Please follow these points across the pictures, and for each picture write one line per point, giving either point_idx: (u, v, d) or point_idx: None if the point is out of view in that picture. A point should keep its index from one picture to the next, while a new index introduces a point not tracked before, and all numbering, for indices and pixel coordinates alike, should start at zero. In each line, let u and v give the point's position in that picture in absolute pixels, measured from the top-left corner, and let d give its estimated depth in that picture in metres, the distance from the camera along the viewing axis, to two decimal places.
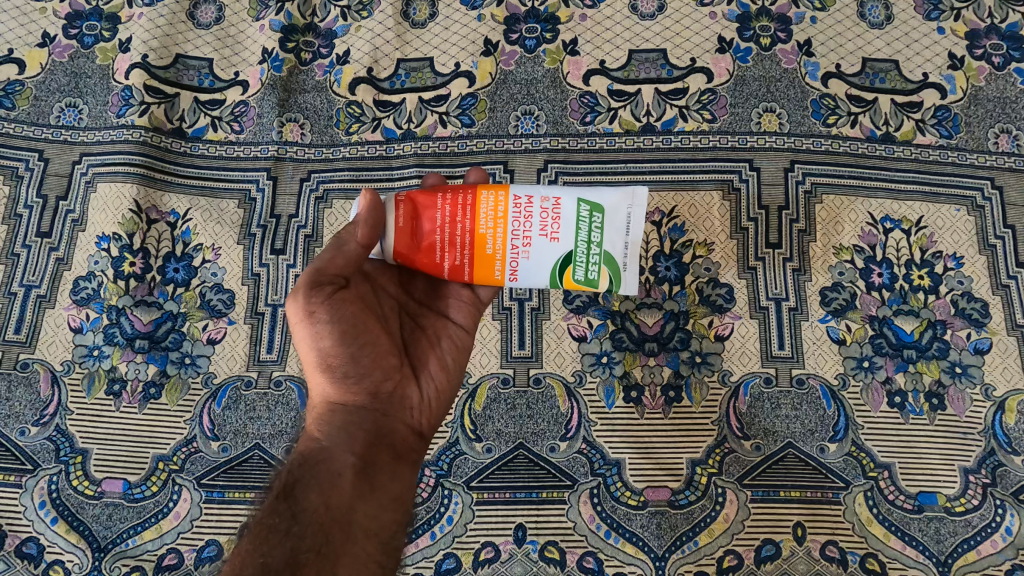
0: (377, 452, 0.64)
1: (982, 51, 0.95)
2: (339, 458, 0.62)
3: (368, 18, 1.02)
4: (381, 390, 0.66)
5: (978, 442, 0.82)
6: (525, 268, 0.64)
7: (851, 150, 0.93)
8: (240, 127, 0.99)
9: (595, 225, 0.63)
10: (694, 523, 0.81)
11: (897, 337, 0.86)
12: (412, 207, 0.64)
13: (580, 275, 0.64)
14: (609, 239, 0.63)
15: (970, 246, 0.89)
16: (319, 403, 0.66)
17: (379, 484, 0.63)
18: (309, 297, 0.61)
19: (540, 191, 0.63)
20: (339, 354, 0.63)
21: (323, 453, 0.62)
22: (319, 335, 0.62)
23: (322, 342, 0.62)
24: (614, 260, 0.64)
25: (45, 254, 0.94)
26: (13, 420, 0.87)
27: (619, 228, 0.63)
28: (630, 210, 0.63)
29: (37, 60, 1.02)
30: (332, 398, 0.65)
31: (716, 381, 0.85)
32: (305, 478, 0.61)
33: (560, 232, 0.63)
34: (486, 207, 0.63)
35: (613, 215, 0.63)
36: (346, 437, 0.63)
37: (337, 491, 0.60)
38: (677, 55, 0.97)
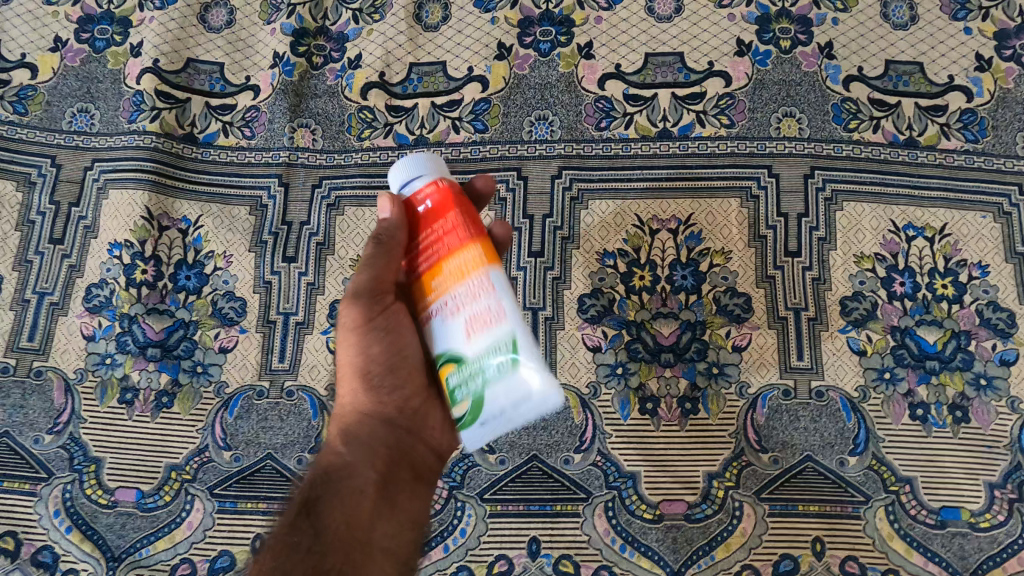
0: (396, 472, 0.65)
1: (1010, 52, 0.93)
2: (361, 475, 0.63)
3: (380, 21, 1.01)
4: (409, 408, 0.66)
5: (1004, 456, 0.80)
6: (434, 329, 0.59)
7: (873, 155, 0.90)
8: (251, 132, 0.98)
9: (499, 364, 0.55)
10: (711, 537, 0.80)
11: (919, 348, 0.84)
12: (439, 200, 0.60)
13: (453, 382, 0.58)
14: (494, 393, 0.55)
15: (997, 254, 0.87)
16: (347, 418, 0.66)
17: (398, 503, 0.63)
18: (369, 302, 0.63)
19: (501, 298, 0.56)
20: (381, 364, 0.64)
21: (347, 471, 0.63)
22: (369, 342, 0.64)
23: (370, 349, 0.64)
24: (481, 407, 0.56)
25: (57, 262, 0.94)
26: (27, 428, 0.87)
27: (514, 394, 0.55)
28: (529, 396, 0.54)
29: (48, 64, 1.01)
30: (363, 410, 0.66)
31: (734, 393, 0.84)
32: (326, 493, 0.61)
33: (476, 336, 0.56)
34: (461, 258, 0.58)
35: (520, 380, 0.54)
36: (370, 454, 0.64)
37: (360, 508, 0.61)
38: (695, 58, 0.95)
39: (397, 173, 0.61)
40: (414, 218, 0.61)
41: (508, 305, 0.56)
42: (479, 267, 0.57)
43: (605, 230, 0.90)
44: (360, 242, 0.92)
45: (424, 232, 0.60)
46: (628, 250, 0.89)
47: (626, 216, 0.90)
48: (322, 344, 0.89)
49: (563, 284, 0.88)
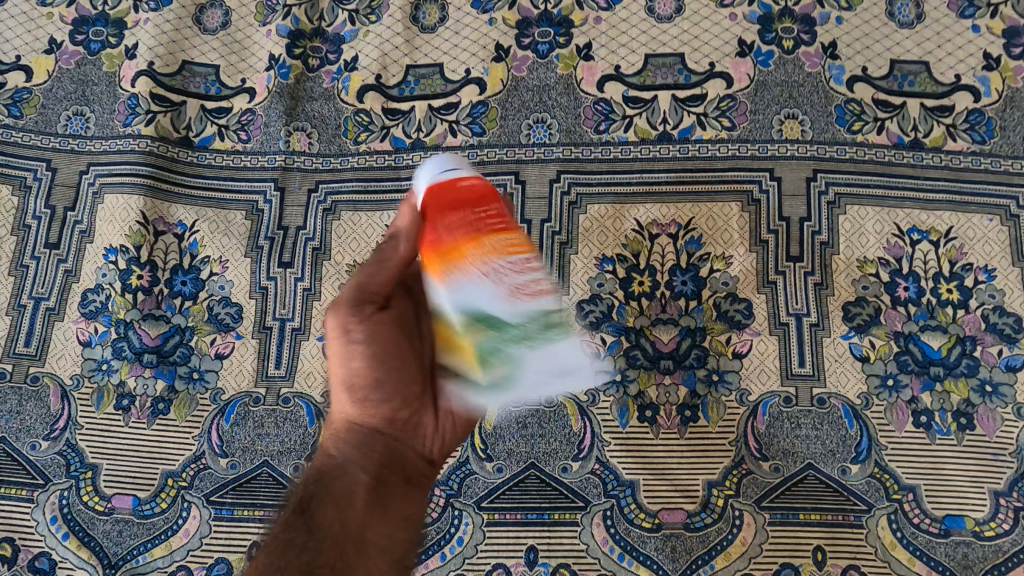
0: (390, 476, 0.64)
1: (1019, 50, 0.91)
2: (353, 476, 0.62)
3: (377, 23, 1.00)
4: (398, 416, 0.65)
5: (1009, 464, 0.79)
6: (457, 294, 0.57)
7: (877, 158, 0.89)
8: (247, 136, 0.97)
9: (536, 337, 0.56)
10: (710, 546, 0.79)
11: (923, 354, 0.83)
12: (482, 190, 0.61)
13: (480, 348, 0.57)
14: (531, 362, 0.56)
15: (1003, 258, 0.85)
16: (338, 422, 0.65)
17: (392, 505, 0.62)
18: (348, 314, 0.62)
19: (539, 273, 0.58)
20: (365, 375, 0.63)
21: (340, 473, 0.62)
22: (352, 354, 0.62)
23: (352, 361, 0.63)
24: (510, 372, 0.57)
25: (53, 266, 0.93)
26: (24, 434, 0.87)
27: (549, 364, 0.56)
28: (569, 371, 0.56)
29: (43, 67, 1.01)
30: (353, 416, 0.65)
31: (734, 400, 0.83)
32: (319, 495, 0.61)
33: (513, 304, 0.56)
34: (501, 238, 0.58)
35: (557, 356, 0.56)
36: (362, 456, 0.63)
37: (352, 509, 0.60)
38: (696, 59, 0.93)
39: (434, 165, 0.62)
40: (451, 199, 0.60)
41: (546, 279, 0.58)
42: (519, 251, 0.58)
43: (603, 235, 0.89)
44: (357, 247, 0.92)
45: (464, 209, 0.59)
46: (627, 255, 0.88)
47: (625, 220, 0.89)
48: (319, 351, 0.88)
49: (561, 290, 0.87)
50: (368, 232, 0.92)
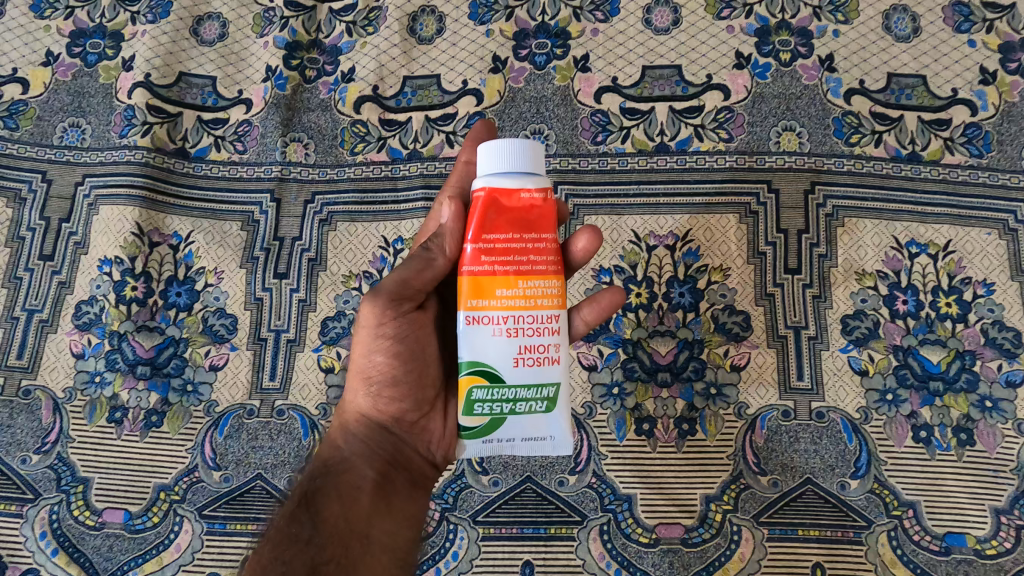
0: (394, 475, 0.63)
1: (1016, 64, 0.91)
2: (359, 471, 0.62)
3: (374, 34, 1.00)
4: (408, 416, 0.64)
5: (1010, 480, 0.78)
6: (471, 331, 0.56)
7: (875, 170, 0.89)
8: (243, 147, 0.97)
9: (532, 404, 0.57)
10: (708, 562, 0.78)
11: (923, 368, 0.82)
12: (541, 212, 0.56)
13: (476, 394, 0.56)
14: (515, 422, 0.57)
15: (1002, 272, 0.85)
16: (349, 415, 0.64)
17: (395, 502, 0.63)
18: (386, 307, 0.59)
19: (561, 342, 0.57)
20: (386, 372, 0.62)
21: (348, 467, 0.62)
22: (377, 348, 0.61)
23: (375, 357, 0.61)
24: (496, 428, 0.57)
25: (47, 278, 0.92)
26: (14, 447, 0.86)
27: (531, 432, 0.58)
28: (547, 440, 0.58)
29: (40, 79, 1.00)
30: (365, 411, 0.64)
31: (732, 414, 0.82)
32: (326, 488, 0.61)
33: (522, 365, 0.56)
34: (539, 285, 0.56)
35: (543, 429, 0.58)
36: (369, 451, 0.63)
37: (358, 504, 0.60)
38: (693, 71, 0.93)
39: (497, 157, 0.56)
40: (508, 217, 0.56)
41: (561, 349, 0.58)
42: (550, 305, 0.57)
43: (601, 246, 0.88)
44: (353, 258, 0.91)
45: (514, 235, 0.56)
46: (625, 267, 0.88)
47: (623, 232, 0.89)
48: (314, 363, 0.87)
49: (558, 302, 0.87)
50: (364, 243, 0.91)
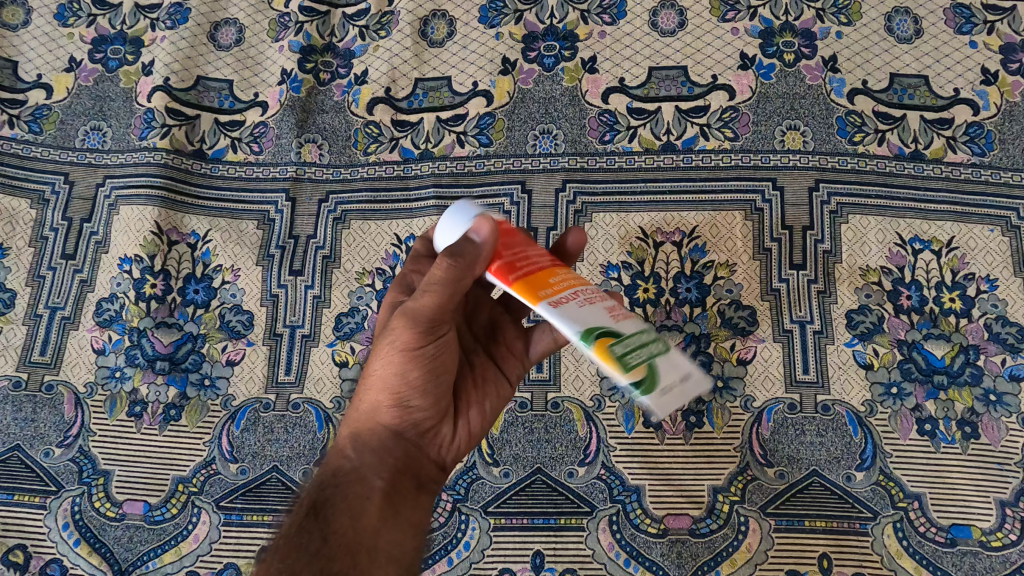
0: (405, 483, 0.60)
1: (1017, 65, 0.92)
2: (369, 481, 0.59)
3: (387, 38, 1.02)
4: (426, 423, 0.62)
5: (1016, 473, 0.79)
6: (567, 309, 0.54)
7: (879, 168, 0.90)
8: (259, 148, 0.99)
9: (653, 343, 0.53)
10: (716, 553, 0.79)
11: (927, 362, 0.83)
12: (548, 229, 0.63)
13: (610, 345, 0.51)
14: (670, 361, 0.52)
15: (1005, 268, 0.86)
16: (363, 426, 0.62)
17: (404, 511, 0.59)
18: (426, 330, 0.58)
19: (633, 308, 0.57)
20: (418, 385, 0.60)
21: (357, 478, 0.59)
22: (409, 366, 0.59)
23: (412, 371, 0.59)
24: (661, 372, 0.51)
25: (69, 276, 0.95)
26: (38, 441, 0.88)
27: (677, 372, 0.52)
28: (687, 376, 0.52)
29: (63, 84, 1.03)
30: (383, 420, 0.61)
31: (738, 406, 0.83)
32: (335, 499, 0.58)
33: (622, 318, 0.54)
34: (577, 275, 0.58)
35: (678, 362, 0.52)
36: (380, 461, 0.60)
37: (368, 514, 0.57)
38: (698, 72, 0.95)
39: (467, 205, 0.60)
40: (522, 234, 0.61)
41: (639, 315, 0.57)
42: (588, 284, 0.57)
43: (608, 243, 0.90)
44: (366, 256, 0.93)
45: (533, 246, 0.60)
46: (632, 263, 0.89)
47: (630, 229, 0.91)
48: (328, 357, 0.89)
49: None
50: (377, 241, 0.94)
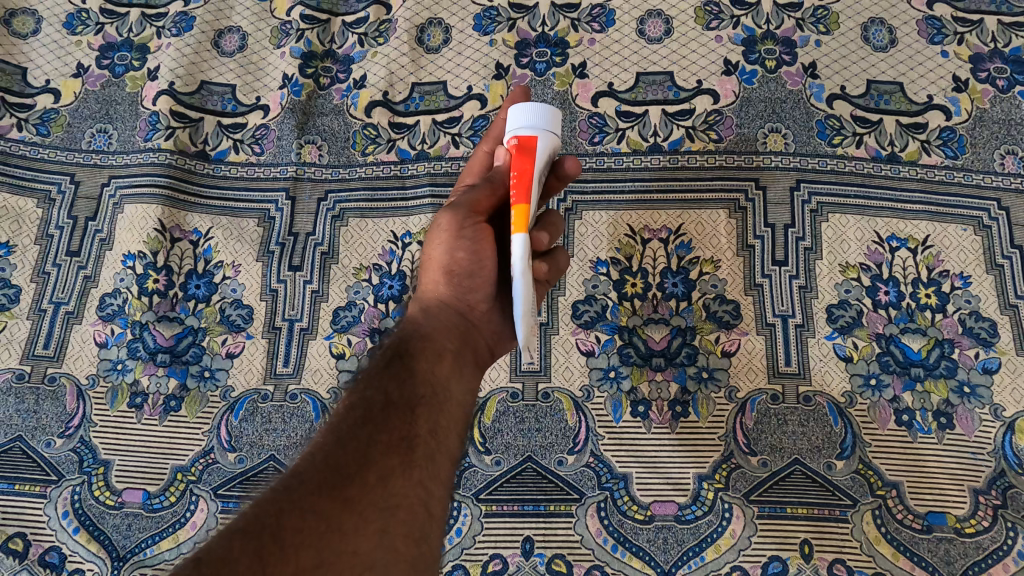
0: (467, 350, 0.65)
1: (986, 74, 0.97)
2: (437, 344, 0.62)
3: (384, 44, 1.06)
4: (480, 305, 0.67)
5: (988, 462, 0.81)
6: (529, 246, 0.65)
7: (857, 170, 0.94)
8: (261, 149, 1.03)
9: None
10: (701, 538, 0.81)
11: (904, 355, 0.86)
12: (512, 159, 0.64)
13: None
14: None
15: (977, 266, 0.89)
16: (428, 300, 0.66)
17: (463, 381, 0.63)
18: (465, 216, 0.65)
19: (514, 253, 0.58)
20: (467, 265, 0.65)
21: (434, 326, 0.64)
22: (460, 243, 0.65)
23: (459, 250, 0.65)
24: None
25: (73, 272, 0.97)
26: (39, 432, 0.89)
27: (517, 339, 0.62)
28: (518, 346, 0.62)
29: (71, 89, 1.07)
30: (442, 299, 0.66)
31: (723, 397, 0.86)
32: (411, 351, 0.61)
33: None
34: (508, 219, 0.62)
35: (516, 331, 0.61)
36: (445, 330, 0.64)
37: (438, 371, 0.61)
38: (684, 77, 0.99)
39: (519, 111, 0.64)
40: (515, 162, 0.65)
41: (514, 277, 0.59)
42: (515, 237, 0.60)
43: (598, 239, 0.94)
44: (363, 252, 0.96)
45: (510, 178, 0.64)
46: (621, 258, 0.93)
47: (619, 226, 0.94)
48: (326, 349, 0.92)
49: (546, 307, 0.91)
50: (374, 237, 0.97)
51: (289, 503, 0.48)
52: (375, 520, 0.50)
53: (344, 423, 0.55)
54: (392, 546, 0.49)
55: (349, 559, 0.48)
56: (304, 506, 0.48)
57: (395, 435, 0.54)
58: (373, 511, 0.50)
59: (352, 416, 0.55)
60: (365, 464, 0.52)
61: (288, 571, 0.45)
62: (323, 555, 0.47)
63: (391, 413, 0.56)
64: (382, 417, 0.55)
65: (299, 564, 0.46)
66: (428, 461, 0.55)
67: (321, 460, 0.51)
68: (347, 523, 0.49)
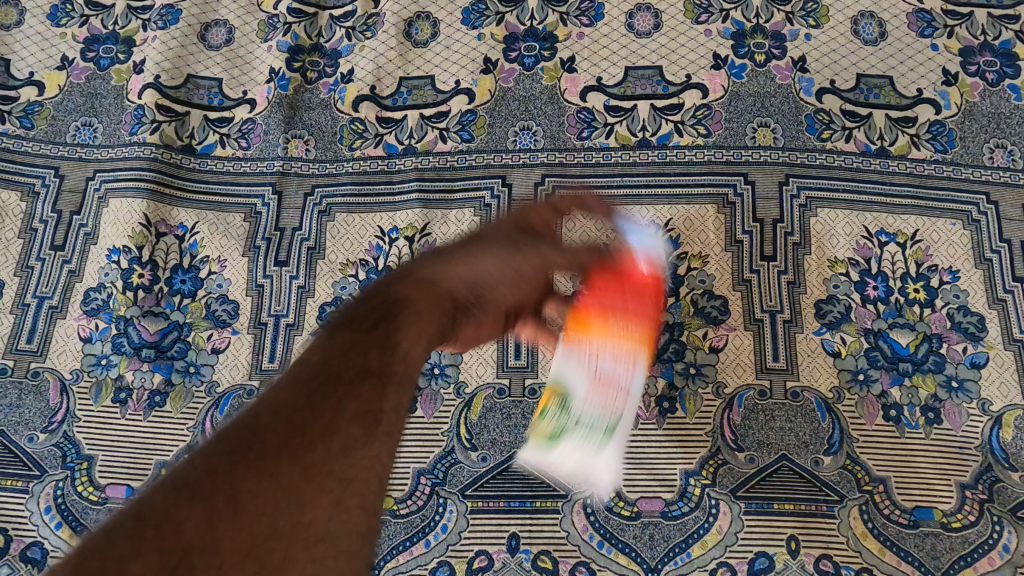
0: (448, 322, 0.50)
1: (976, 67, 0.96)
2: (456, 284, 0.53)
3: (372, 38, 1.06)
4: (507, 258, 0.60)
5: (976, 457, 0.81)
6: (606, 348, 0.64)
7: (846, 164, 0.93)
8: (247, 143, 1.02)
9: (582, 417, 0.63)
10: (687, 534, 0.80)
11: (892, 350, 0.86)
12: None
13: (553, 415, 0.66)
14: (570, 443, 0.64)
15: (966, 260, 0.89)
16: (454, 239, 0.57)
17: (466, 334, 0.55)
18: None
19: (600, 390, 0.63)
20: (517, 223, 0.62)
21: (441, 261, 0.54)
22: (503, 216, 0.63)
23: (502, 221, 0.63)
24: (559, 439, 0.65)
25: (58, 267, 0.96)
26: (22, 427, 0.88)
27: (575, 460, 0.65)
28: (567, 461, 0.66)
29: (56, 82, 1.06)
30: (470, 243, 0.58)
31: (710, 392, 0.86)
32: (421, 285, 0.51)
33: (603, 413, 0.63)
34: None
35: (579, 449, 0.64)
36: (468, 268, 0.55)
37: (447, 307, 0.51)
38: (673, 71, 0.99)
39: None
40: None
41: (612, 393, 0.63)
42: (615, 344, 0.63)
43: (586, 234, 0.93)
44: (350, 246, 0.96)
45: None
46: None
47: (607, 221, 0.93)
48: None
49: None
50: (361, 232, 0.96)
51: (225, 463, 0.34)
52: (332, 491, 0.36)
53: (296, 384, 0.39)
54: (350, 519, 0.36)
55: (306, 525, 0.34)
56: (256, 457, 0.35)
57: (361, 403, 0.39)
58: (328, 476, 0.36)
59: (304, 384, 0.40)
60: (321, 430, 0.37)
61: (239, 530, 0.32)
62: (275, 518, 0.33)
63: (355, 383, 0.40)
64: (343, 387, 0.40)
65: (254, 521, 0.33)
66: (388, 444, 0.39)
67: (278, 414, 0.37)
68: (298, 493, 0.35)
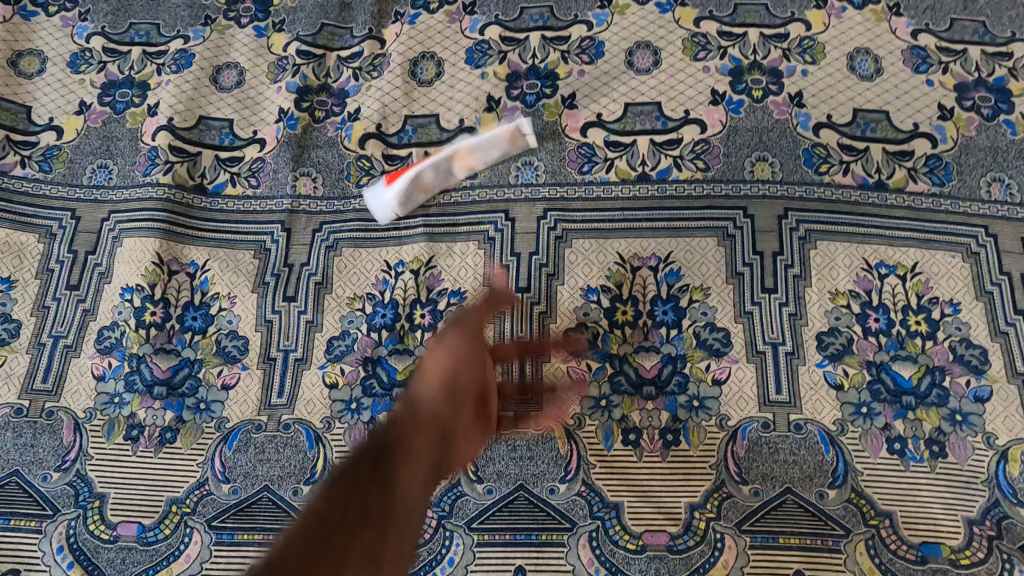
0: (442, 460, 0.62)
1: (971, 102, 0.98)
2: (427, 438, 0.60)
3: (379, 78, 1.08)
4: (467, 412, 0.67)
5: (982, 492, 0.81)
6: None
7: (845, 198, 0.94)
8: (257, 182, 1.04)
9: None
10: (693, 568, 0.80)
11: (895, 383, 0.86)
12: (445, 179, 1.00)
13: None
14: None
15: (967, 292, 0.89)
16: (430, 388, 0.64)
17: (422, 486, 0.57)
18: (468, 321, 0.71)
19: None
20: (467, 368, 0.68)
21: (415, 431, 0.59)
22: (463, 349, 0.69)
23: (467, 351, 0.69)
24: None
25: (73, 306, 0.98)
26: (37, 465, 0.90)
27: None
28: None
29: (73, 126, 1.09)
30: (445, 389, 0.65)
31: (714, 425, 0.86)
32: (401, 442, 0.58)
33: None
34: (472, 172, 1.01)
35: None
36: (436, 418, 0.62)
37: (422, 470, 0.57)
38: (672, 107, 1.01)
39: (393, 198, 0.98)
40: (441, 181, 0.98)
41: None
42: None
43: (588, 267, 0.95)
44: (357, 281, 0.97)
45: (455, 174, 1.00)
46: (611, 286, 0.93)
47: (608, 254, 0.95)
48: (319, 379, 0.93)
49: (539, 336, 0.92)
50: (368, 267, 0.98)
51: None
52: None
53: (322, 515, 0.50)
54: None
55: None
56: None
57: (368, 547, 0.49)
58: None
59: (333, 506, 0.51)
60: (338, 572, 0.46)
61: None
62: None
63: (366, 522, 0.50)
64: (357, 522, 0.50)
65: None
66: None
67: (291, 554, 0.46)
68: None
